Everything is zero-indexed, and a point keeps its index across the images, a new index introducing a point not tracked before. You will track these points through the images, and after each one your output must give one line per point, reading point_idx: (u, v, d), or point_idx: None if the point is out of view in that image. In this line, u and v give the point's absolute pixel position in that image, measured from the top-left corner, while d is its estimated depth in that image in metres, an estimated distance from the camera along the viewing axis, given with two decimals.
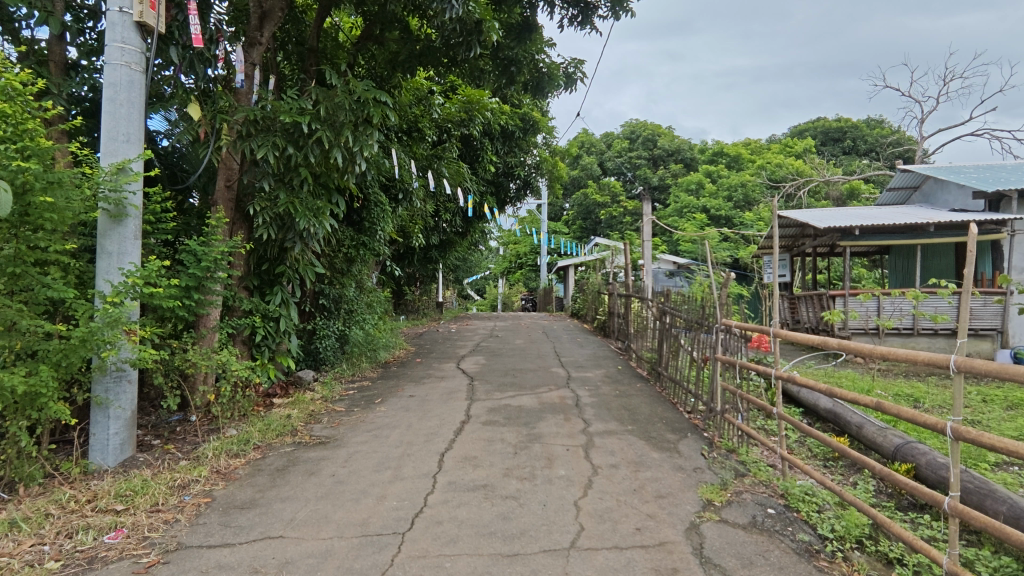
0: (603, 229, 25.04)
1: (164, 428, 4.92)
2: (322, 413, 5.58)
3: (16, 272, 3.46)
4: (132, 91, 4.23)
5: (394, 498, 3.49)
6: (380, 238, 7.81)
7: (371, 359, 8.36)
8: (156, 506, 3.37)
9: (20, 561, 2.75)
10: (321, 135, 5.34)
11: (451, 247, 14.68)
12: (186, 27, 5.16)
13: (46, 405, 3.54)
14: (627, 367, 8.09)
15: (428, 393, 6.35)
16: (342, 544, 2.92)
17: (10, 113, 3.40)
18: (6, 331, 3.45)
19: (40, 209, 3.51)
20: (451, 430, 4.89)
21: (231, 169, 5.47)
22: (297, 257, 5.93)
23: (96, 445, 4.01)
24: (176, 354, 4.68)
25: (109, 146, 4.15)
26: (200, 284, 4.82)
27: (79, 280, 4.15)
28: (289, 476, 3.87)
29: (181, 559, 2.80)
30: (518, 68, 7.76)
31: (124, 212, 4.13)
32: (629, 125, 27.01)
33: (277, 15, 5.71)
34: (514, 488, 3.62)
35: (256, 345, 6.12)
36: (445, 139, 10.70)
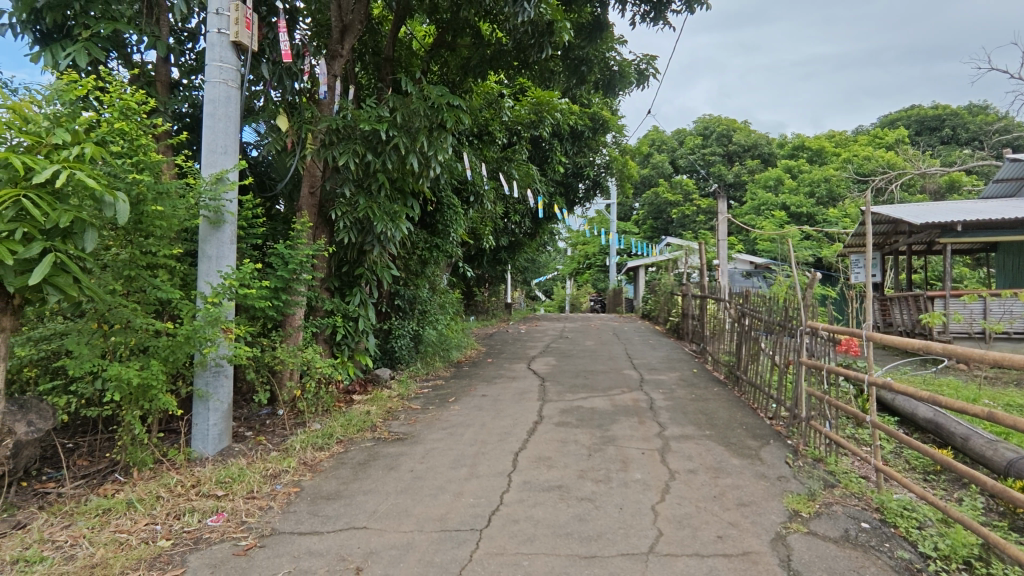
0: (675, 228, 24.41)
1: (256, 421, 5.24)
2: (399, 410, 5.77)
3: (131, 275, 3.80)
4: (229, 106, 4.54)
5: (471, 495, 3.55)
6: (453, 240, 7.96)
7: (444, 359, 8.56)
8: (251, 493, 3.60)
9: (136, 539, 3.02)
10: (399, 141, 5.53)
11: (521, 248, 14.78)
12: (276, 44, 5.52)
13: (156, 396, 3.87)
14: (703, 370, 7.86)
15: (501, 393, 6.42)
16: (422, 537, 3.00)
17: (126, 130, 3.77)
18: (123, 328, 3.80)
19: (152, 218, 3.82)
20: (524, 430, 4.92)
21: (313, 176, 5.75)
22: (375, 259, 6.18)
23: (197, 435, 4.34)
24: (266, 351, 4.98)
25: (209, 158, 4.47)
26: (287, 285, 5.13)
27: (183, 282, 4.49)
28: (370, 470, 4.03)
29: (275, 544, 2.98)
30: (589, 68, 7.73)
31: (221, 219, 4.44)
32: (702, 120, 26.21)
33: (356, 28, 5.99)
34: (590, 490, 3.60)
35: (336, 344, 6.41)
36: (515, 141, 10.84)
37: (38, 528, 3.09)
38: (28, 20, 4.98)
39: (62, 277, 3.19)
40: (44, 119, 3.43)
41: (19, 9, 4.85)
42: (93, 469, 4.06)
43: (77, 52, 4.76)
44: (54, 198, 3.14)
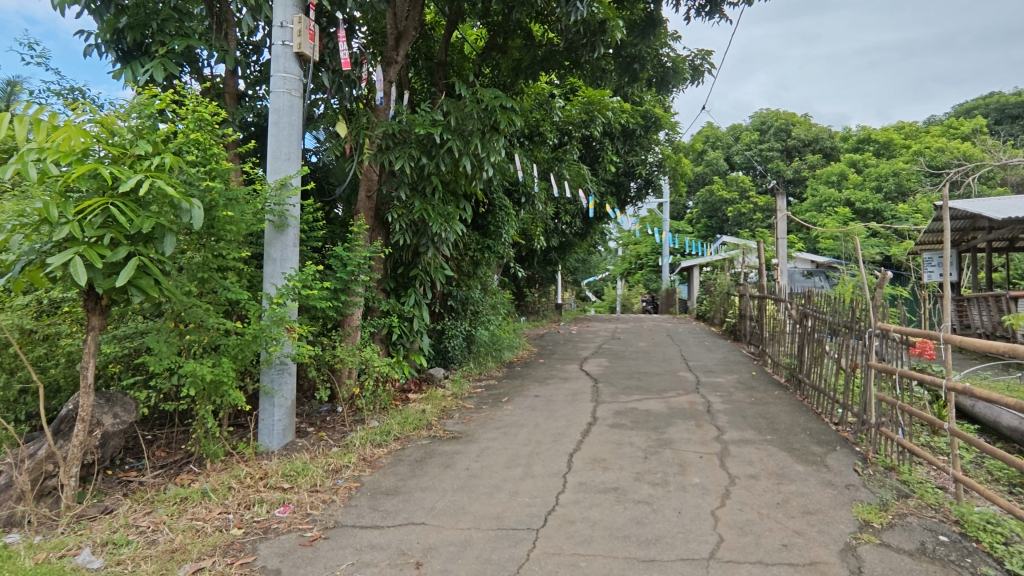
0: (731, 227, 23.75)
1: (317, 417, 5.43)
2: (454, 409, 5.86)
3: (204, 277, 4.02)
4: (292, 114, 4.73)
5: (527, 495, 3.56)
6: (505, 241, 8.01)
7: (497, 359, 8.62)
8: (315, 486, 3.74)
9: (211, 526, 3.19)
10: (452, 144, 5.63)
11: (571, 248, 14.68)
12: (335, 53, 5.69)
13: (227, 392, 4.07)
14: (762, 373, 7.60)
15: (553, 394, 6.42)
16: (480, 535, 3.04)
17: (201, 141, 4.01)
18: (197, 327, 4.02)
19: (223, 223, 4.04)
20: (578, 431, 4.90)
21: (370, 180, 5.85)
22: (429, 261, 6.29)
23: (264, 429, 4.53)
24: (326, 350, 5.17)
25: (274, 165, 4.67)
26: (345, 286, 5.30)
27: (250, 284, 4.70)
28: (427, 467, 4.11)
29: (339, 536, 3.09)
30: (642, 65, 7.62)
31: (286, 223, 4.62)
32: (759, 115, 25.34)
33: (411, 34, 6.10)
34: (647, 493, 3.55)
35: (392, 343, 6.57)
36: (565, 142, 10.81)
37: (123, 513, 3.32)
38: (112, 40, 5.32)
39: (144, 279, 3.42)
40: (129, 131, 3.69)
41: (103, 29, 5.19)
42: (170, 460, 4.31)
43: (154, 68, 5.06)
44: (136, 204, 3.38)
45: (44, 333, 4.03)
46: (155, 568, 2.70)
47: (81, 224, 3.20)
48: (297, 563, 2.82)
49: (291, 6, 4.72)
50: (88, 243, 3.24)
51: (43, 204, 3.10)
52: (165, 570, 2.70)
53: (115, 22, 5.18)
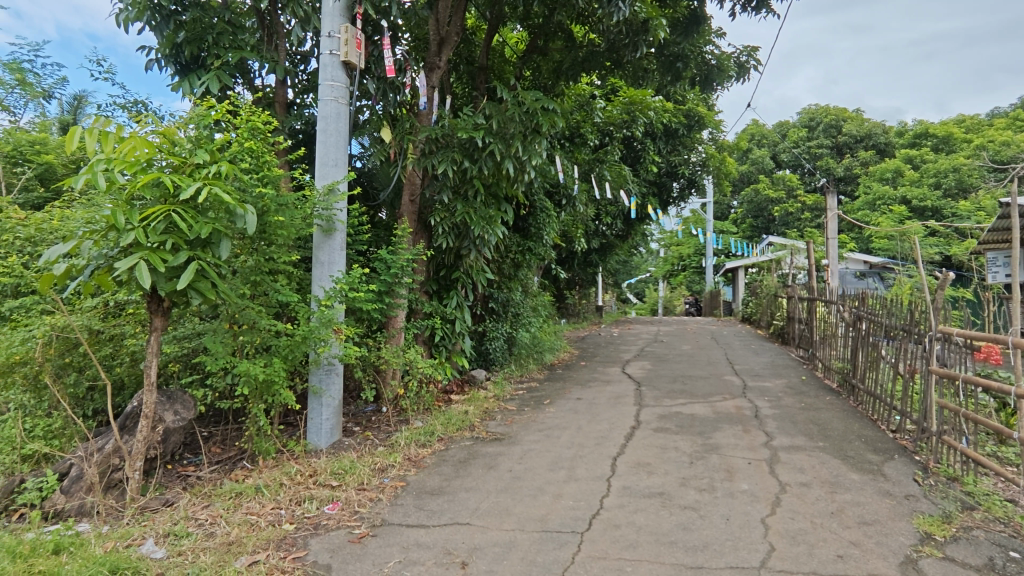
0: (778, 227, 23.09)
1: (363, 417, 5.54)
2: (496, 411, 5.89)
3: (256, 280, 4.17)
4: (339, 121, 4.84)
5: (570, 498, 3.55)
6: (546, 243, 8.00)
7: (538, 362, 8.61)
8: (362, 484, 3.82)
9: (264, 521, 3.31)
10: (494, 147, 5.67)
11: (612, 249, 14.53)
12: (380, 61, 5.77)
13: (278, 391, 4.22)
14: (813, 377, 7.35)
15: (596, 397, 6.37)
16: (524, 537, 3.05)
17: (254, 149, 4.18)
18: (249, 328, 4.17)
19: (274, 228, 4.19)
20: (621, 435, 4.85)
21: (414, 185, 5.98)
22: (471, 263, 6.36)
23: (312, 428, 4.65)
24: (371, 351, 5.28)
25: (322, 171, 4.79)
26: (390, 289, 5.41)
27: (299, 286, 4.84)
28: (470, 468, 4.15)
29: (386, 534, 3.15)
30: (685, 64, 7.50)
31: (333, 227, 4.74)
32: (807, 111, 24.56)
33: (453, 39, 6.17)
34: (694, 499, 3.49)
35: (434, 345, 6.66)
36: (606, 143, 10.74)
37: (183, 506, 3.47)
38: (170, 54, 5.60)
39: (202, 282, 3.57)
40: (188, 141, 3.87)
41: (163, 44, 5.48)
42: (224, 456, 4.48)
43: (210, 80, 5.29)
44: (195, 211, 3.55)
45: (109, 334, 4.27)
46: (214, 558, 2.81)
47: (146, 230, 3.38)
48: (346, 559, 2.89)
49: (338, 16, 4.86)
50: (152, 248, 3.41)
51: (112, 212, 3.29)
52: (223, 561, 2.81)
53: (173, 37, 5.46)
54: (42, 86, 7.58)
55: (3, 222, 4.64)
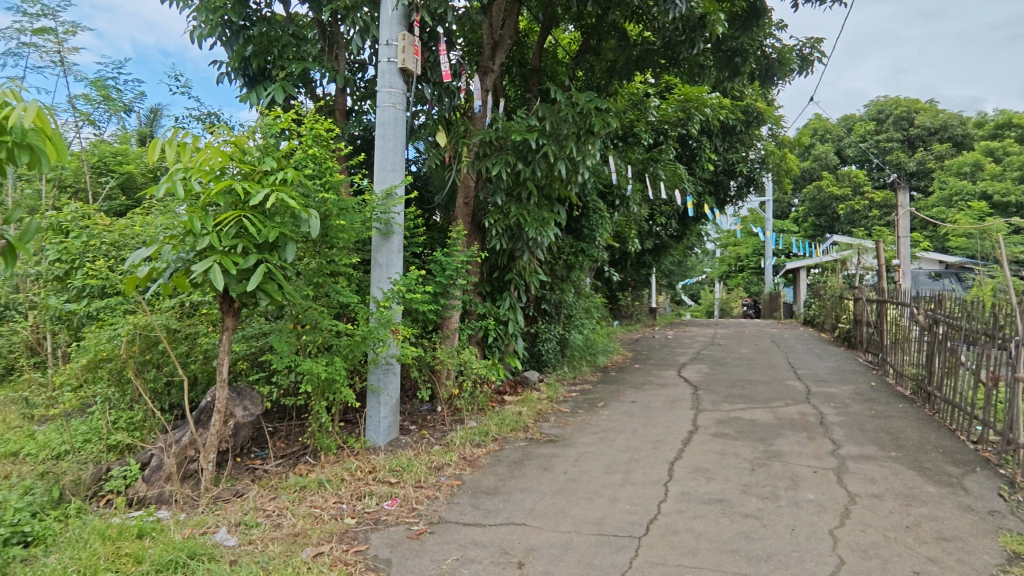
0: (843, 225, 22.07)
1: (419, 416, 5.64)
2: (549, 412, 5.89)
3: (319, 281, 4.33)
4: (396, 127, 4.94)
5: (627, 501, 3.51)
6: (599, 244, 7.93)
7: (592, 364, 8.52)
8: (419, 482, 3.90)
9: (327, 514, 3.43)
10: (548, 149, 5.67)
11: (667, 251, 14.25)
12: (435, 66, 5.87)
13: (339, 389, 4.36)
14: (883, 384, 6.97)
15: (651, 400, 6.26)
16: (581, 539, 3.04)
17: (318, 156, 4.34)
18: (312, 328, 4.33)
19: (336, 232, 4.34)
20: (678, 439, 4.75)
21: (468, 188, 6.05)
22: (524, 265, 6.39)
23: (371, 425, 4.78)
24: (427, 351, 5.38)
25: (380, 175, 4.91)
26: (444, 290, 5.49)
27: (358, 288, 4.97)
28: (525, 469, 4.16)
29: (444, 532, 3.20)
30: (743, 58, 7.29)
31: (391, 230, 4.85)
32: (876, 103, 23.36)
33: (507, 42, 6.22)
34: (756, 507, 3.38)
35: (487, 346, 6.72)
36: (661, 141, 10.55)
37: (252, 497, 3.64)
38: (239, 68, 5.90)
39: (269, 283, 3.73)
40: (256, 149, 4.07)
41: (233, 58, 5.77)
42: (289, 451, 4.66)
43: (275, 91, 5.54)
44: (263, 216, 3.72)
45: (185, 333, 4.52)
46: (282, 548, 2.94)
47: (219, 234, 3.57)
48: (406, 554, 2.95)
49: (396, 25, 4.98)
50: (224, 252, 3.59)
51: (189, 218, 3.50)
52: (290, 551, 2.93)
53: (242, 50, 5.74)
54: (124, 100, 8.11)
55: (92, 229, 5.00)
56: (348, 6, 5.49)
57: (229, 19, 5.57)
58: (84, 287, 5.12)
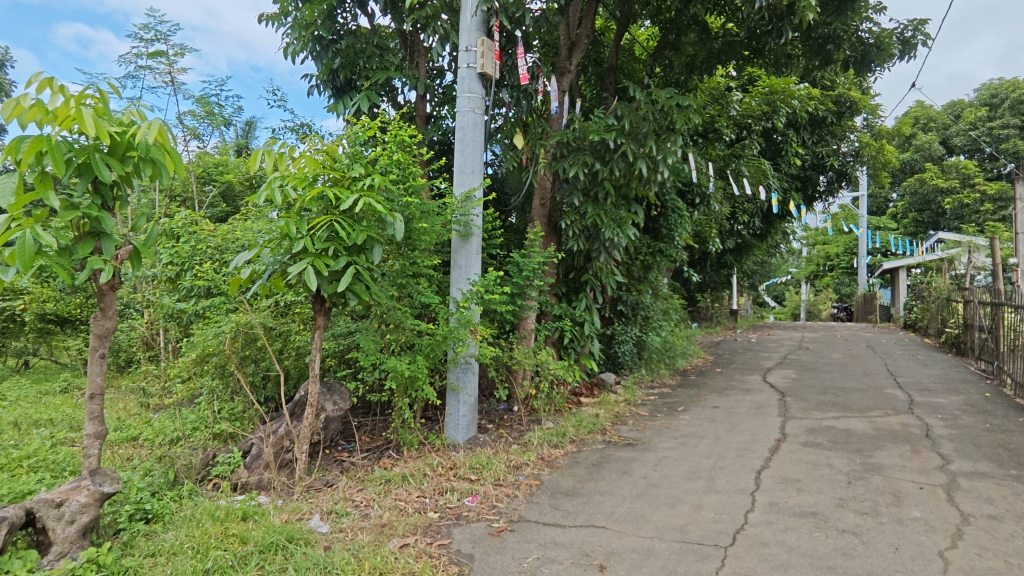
0: (949, 221, 20.28)
1: (496, 415, 5.71)
2: (627, 415, 5.80)
3: (402, 282, 4.50)
4: (475, 131, 5.03)
5: (711, 509, 3.40)
6: (678, 244, 7.72)
7: (670, 367, 8.31)
8: (498, 480, 3.96)
9: (411, 507, 3.55)
10: (627, 148, 5.60)
11: (749, 250, 13.64)
12: (513, 69, 5.92)
13: (421, 387, 4.51)
14: (1000, 395, 6.35)
15: (735, 405, 6.03)
16: (663, 545, 2.98)
17: (402, 162, 4.52)
18: (396, 327, 4.50)
19: (419, 234, 4.48)
20: (765, 447, 4.54)
21: (544, 189, 6.05)
22: (601, 266, 6.34)
23: (451, 423, 4.89)
24: (504, 351, 5.44)
25: (460, 178, 5.01)
26: (521, 291, 5.54)
27: (439, 289, 5.10)
28: (604, 472, 4.13)
29: (524, 530, 3.24)
30: (836, 45, 6.86)
31: (470, 232, 4.93)
32: (989, 86, 21.30)
33: (584, 42, 6.19)
34: (854, 523, 3.18)
35: (563, 346, 6.70)
36: (744, 136, 10.14)
37: (342, 488, 3.83)
38: (327, 79, 6.22)
39: (358, 284, 3.92)
40: (345, 157, 4.30)
41: (322, 71, 6.10)
42: (373, 444, 4.85)
43: (361, 100, 5.81)
44: (352, 220, 3.91)
45: (279, 331, 4.82)
46: (371, 538, 3.08)
47: (312, 238, 3.79)
48: (487, 551, 3.01)
49: (475, 31, 5.07)
50: (317, 255, 3.80)
51: (286, 222, 3.73)
52: (378, 541, 3.05)
53: (331, 63, 6.06)
54: (224, 114, 8.76)
55: (199, 234, 5.44)
56: (429, 15, 5.67)
57: (319, 34, 5.91)
58: (191, 288, 5.58)
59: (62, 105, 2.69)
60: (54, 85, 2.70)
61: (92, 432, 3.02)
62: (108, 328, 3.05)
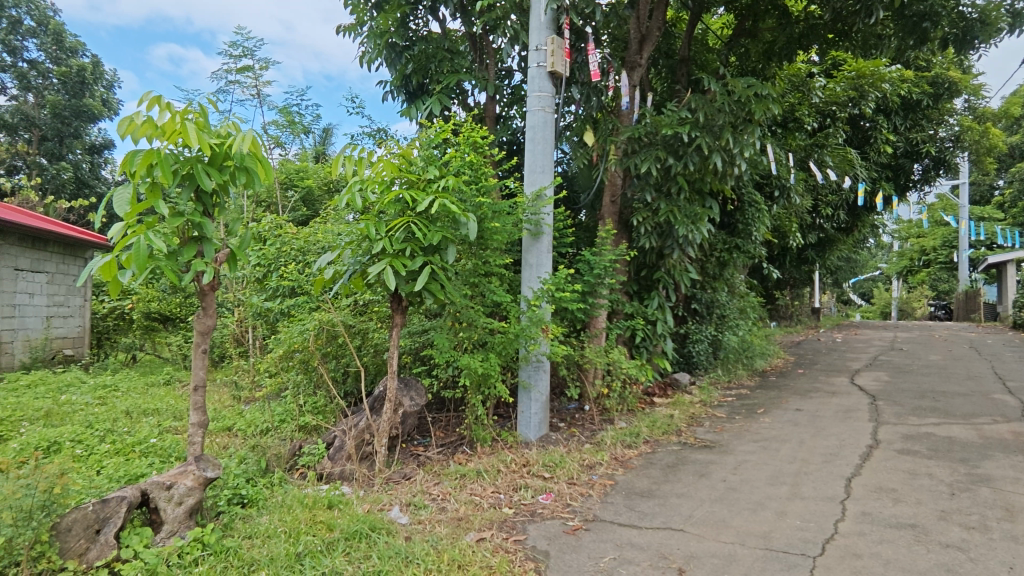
0: None
1: (567, 414, 5.69)
2: (704, 416, 5.63)
3: (475, 281, 4.57)
4: (545, 129, 5.03)
5: (797, 517, 3.25)
6: (756, 240, 7.41)
7: (748, 368, 7.98)
8: (572, 479, 3.96)
9: (487, 502, 3.61)
10: (702, 141, 5.44)
11: (834, 245, 12.87)
12: (583, 66, 5.88)
13: (495, 383, 4.58)
14: None
15: (820, 409, 5.71)
16: (746, 552, 2.88)
17: (474, 163, 4.60)
18: (469, 325, 4.57)
19: (491, 233, 4.55)
20: (856, 453, 4.29)
21: (615, 186, 5.98)
22: (674, 263, 6.19)
23: (522, 420, 4.92)
24: (575, 350, 5.41)
25: (530, 178, 5.03)
26: (592, 289, 5.49)
27: (510, 287, 5.14)
28: (681, 474, 4.03)
29: (599, 530, 3.22)
30: (934, 23, 6.29)
31: (541, 230, 4.94)
32: None
33: (655, 35, 6.06)
34: (959, 538, 2.94)
35: (635, 346, 6.60)
36: (828, 124, 9.58)
37: (419, 481, 3.95)
38: (400, 85, 6.43)
39: (434, 283, 4.03)
40: (420, 160, 4.42)
41: (396, 77, 6.31)
42: (447, 440, 4.95)
43: (433, 104, 5.97)
44: (427, 221, 4.03)
45: (359, 328, 5.02)
46: (449, 531, 3.15)
47: (390, 240, 3.93)
48: (563, 548, 3.02)
49: (545, 30, 5.07)
50: (395, 255, 3.94)
51: (366, 224, 3.89)
52: (455, 534, 3.13)
53: (404, 69, 6.24)
54: (304, 123, 9.24)
55: (284, 237, 5.78)
56: (498, 17, 5.73)
57: (393, 41, 6.11)
58: (277, 288, 5.94)
59: (169, 121, 2.93)
60: (162, 102, 2.94)
61: (197, 421, 3.29)
62: (210, 325, 3.29)
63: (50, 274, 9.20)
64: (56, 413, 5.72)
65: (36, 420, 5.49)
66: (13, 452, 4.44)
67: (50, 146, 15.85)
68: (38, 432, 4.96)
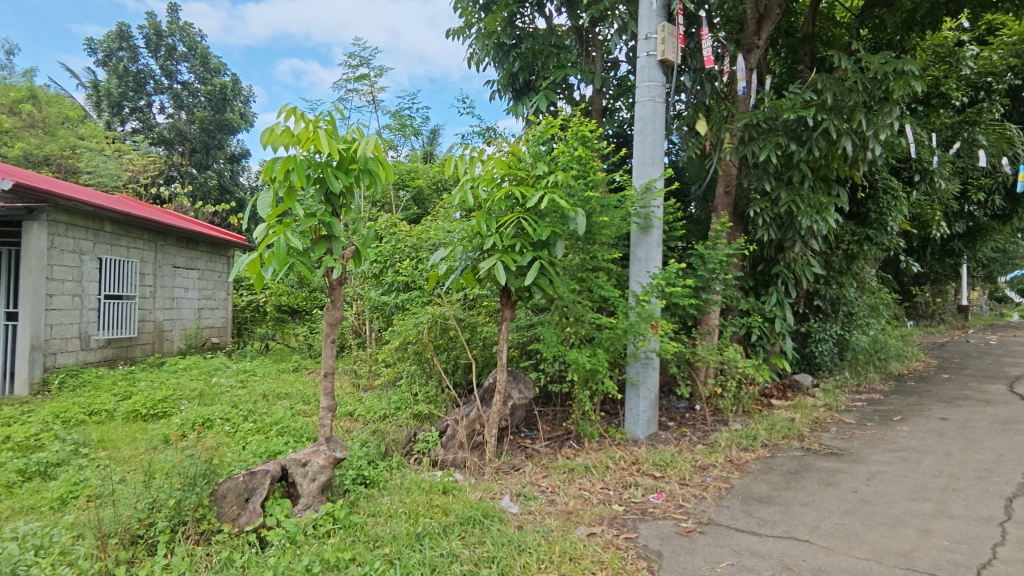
0: None
1: (676, 412, 5.53)
2: (829, 421, 5.22)
3: (583, 276, 4.56)
4: (655, 120, 4.89)
5: (945, 537, 2.93)
6: (892, 230, 6.73)
7: (881, 370, 7.28)
8: (684, 480, 3.84)
9: (596, 498, 3.60)
10: (829, 124, 5.04)
11: (986, 234, 11.40)
12: (695, 51, 5.65)
13: (603, 380, 4.53)
14: None
15: (971, 419, 5.09)
16: (883, 570, 2.64)
17: (584, 157, 4.57)
18: (577, 321, 4.55)
19: (600, 227, 4.51)
20: (1018, 471, 3.77)
21: (730, 175, 5.70)
22: (795, 256, 5.79)
23: (631, 417, 4.85)
24: (686, 347, 5.22)
25: (640, 170, 4.92)
26: (705, 285, 5.27)
27: (619, 282, 5.05)
28: (804, 481, 3.77)
29: (715, 533, 3.10)
30: None
31: (650, 224, 4.83)
32: None
33: (775, 13, 5.67)
34: None
35: (751, 344, 6.27)
36: (980, 99, 8.35)
37: (528, 473, 4.02)
38: (507, 83, 6.53)
39: (542, 278, 4.08)
40: (529, 156, 4.49)
41: (503, 76, 6.43)
42: (554, 433, 4.99)
43: (539, 100, 6.00)
44: (537, 216, 4.09)
45: (468, 321, 5.20)
46: (559, 523, 3.18)
47: (500, 235, 4.01)
48: (677, 550, 2.94)
49: (655, 17, 4.93)
50: (505, 251, 4.01)
51: (478, 221, 3.99)
52: (566, 527, 3.15)
53: (511, 68, 6.35)
54: (414, 126, 9.69)
55: (398, 236, 6.11)
56: (606, 8, 5.66)
57: (501, 41, 6.23)
58: (392, 283, 6.29)
59: (303, 129, 3.19)
60: (297, 112, 3.22)
61: (327, 405, 3.58)
62: (338, 317, 3.55)
63: (200, 271, 10.38)
64: (207, 394, 6.46)
65: (193, 399, 6.25)
66: (176, 426, 5.09)
67: (199, 157, 17.82)
68: (194, 410, 5.64)
